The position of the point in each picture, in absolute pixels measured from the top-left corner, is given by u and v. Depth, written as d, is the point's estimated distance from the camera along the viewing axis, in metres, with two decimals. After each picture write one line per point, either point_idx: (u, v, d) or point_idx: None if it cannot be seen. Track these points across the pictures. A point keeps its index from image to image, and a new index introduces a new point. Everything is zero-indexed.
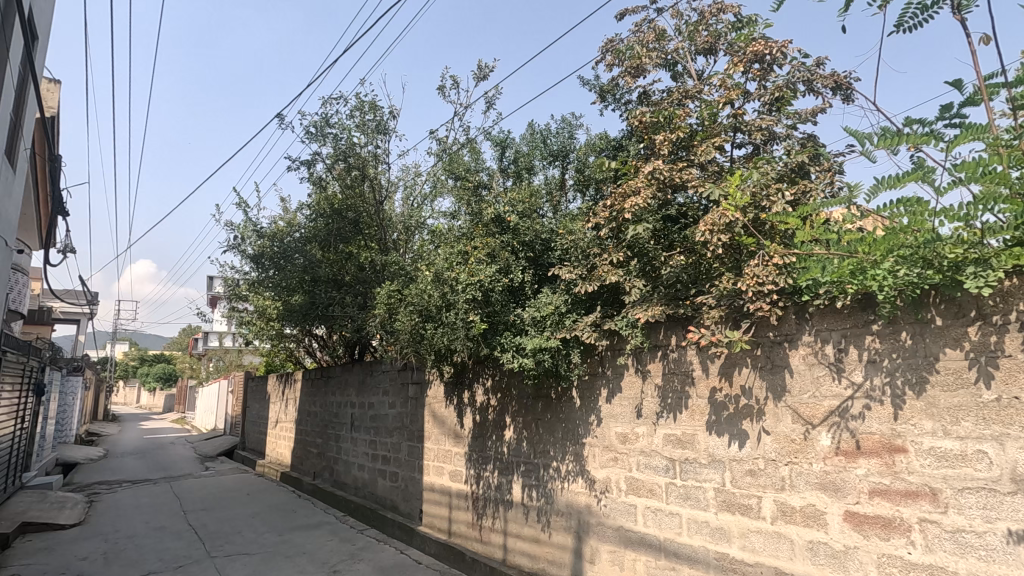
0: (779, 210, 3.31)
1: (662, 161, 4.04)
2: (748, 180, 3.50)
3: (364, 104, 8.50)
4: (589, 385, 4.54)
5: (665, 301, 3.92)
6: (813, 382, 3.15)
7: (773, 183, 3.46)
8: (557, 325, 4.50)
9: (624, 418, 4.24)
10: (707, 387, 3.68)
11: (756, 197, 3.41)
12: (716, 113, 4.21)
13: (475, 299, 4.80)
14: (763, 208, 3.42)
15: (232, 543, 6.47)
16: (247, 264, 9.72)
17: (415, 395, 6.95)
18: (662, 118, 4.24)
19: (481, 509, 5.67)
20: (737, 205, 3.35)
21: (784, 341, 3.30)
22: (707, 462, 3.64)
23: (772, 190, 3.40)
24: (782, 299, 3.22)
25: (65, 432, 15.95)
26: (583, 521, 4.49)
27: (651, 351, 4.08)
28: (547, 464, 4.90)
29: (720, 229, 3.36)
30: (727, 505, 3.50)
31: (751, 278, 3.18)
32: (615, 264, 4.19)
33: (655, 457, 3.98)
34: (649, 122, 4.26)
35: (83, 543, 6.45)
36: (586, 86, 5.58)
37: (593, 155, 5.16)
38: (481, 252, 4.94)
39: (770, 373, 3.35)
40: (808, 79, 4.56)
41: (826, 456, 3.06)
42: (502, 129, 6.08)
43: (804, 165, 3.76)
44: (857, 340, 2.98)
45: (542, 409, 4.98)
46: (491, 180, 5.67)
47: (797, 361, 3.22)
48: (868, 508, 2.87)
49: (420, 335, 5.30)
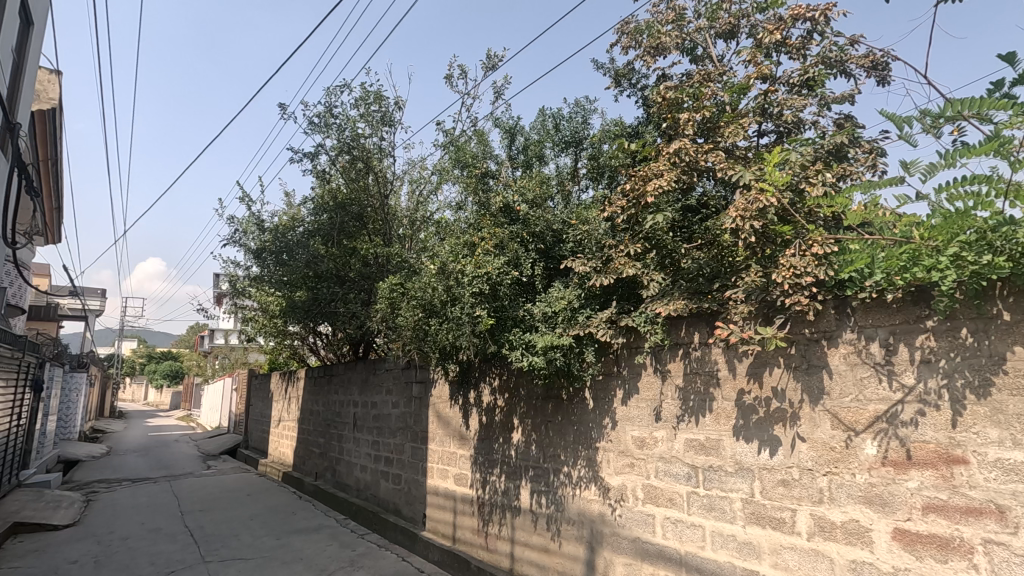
0: (820, 192, 3.01)
1: (688, 141, 3.72)
2: (784, 161, 3.20)
3: (370, 95, 8.26)
4: (603, 385, 4.24)
5: (687, 296, 3.61)
6: (855, 384, 2.85)
7: (812, 165, 3.15)
8: (569, 322, 4.19)
9: (641, 421, 3.95)
10: (734, 389, 3.38)
11: (793, 178, 3.12)
12: (742, 93, 3.94)
13: (482, 293, 4.48)
14: (801, 192, 3.11)
15: (229, 547, 6.23)
16: (249, 258, 9.49)
17: (419, 395, 6.68)
18: (686, 94, 3.94)
19: (487, 515, 5.40)
20: (774, 187, 3.02)
21: (822, 339, 2.99)
22: (733, 470, 3.34)
23: (811, 172, 3.10)
24: (818, 292, 2.93)
25: (68, 427, 15.84)
26: (596, 531, 4.20)
27: (671, 349, 3.78)
28: (557, 469, 4.61)
29: (752, 215, 3.03)
30: (757, 518, 3.20)
31: (787, 268, 2.88)
32: (632, 256, 3.90)
33: (676, 464, 3.69)
34: (672, 98, 3.94)
35: (75, 546, 6.23)
36: (600, 70, 5.29)
37: (608, 142, 4.88)
38: (490, 243, 4.56)
39: (805, 374, 3.05)
40: (840, 60, 4.24)
41: (871, 466, 2.75)
42: (511, 116, 5.78)
43: (843, 146, 3.43)
44: (907, 337, 2.67)
45: (552, 411, 4.70)
46: (500, 169, 5.34)
47: (837, 361, 2.92)
48: (921, 526, 2.56)
49: (424, 331, 5.04)
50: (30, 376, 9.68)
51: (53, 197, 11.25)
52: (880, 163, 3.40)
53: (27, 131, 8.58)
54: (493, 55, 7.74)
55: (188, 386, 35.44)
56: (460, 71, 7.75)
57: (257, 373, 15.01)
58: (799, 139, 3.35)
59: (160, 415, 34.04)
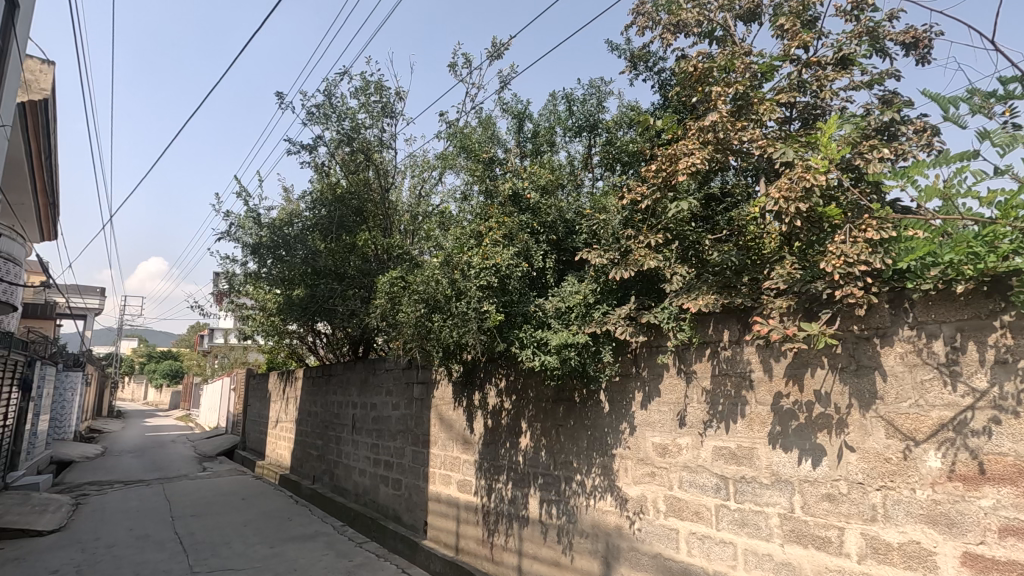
0: (879, 169, 2.67)
1: (723, 116, 3.36)
2: (832, 134, 2.88)
3: (370, 85, 7.95)
4: (621, 387, 3.92)
5: (716, 290, 3.29)
6: (915, 387, 2.52)
7: (865, 140, 2.82)
8: (583, 318, 3.85)
9: (663, 426, 3.62)
10: (770, 392, 3.06)
11: (843, 155, 2.79)
12: (774, 68, 3.67)
13: (490, 286, 4.17)
14: (856, 170, 2.78)
15: (219, 556, 5.91)
16: (245, 255, 9.16)
17: (420, 396, 6.35)
18: (716, 66, 3.57)
19: (492, 524, 5.08)
20: (827, 163, 2.68)
21: (874, 336, 2.66)
22: (770, 482, 3.01)
23: (866, 146, 2.76)
24: (872, 283, 2.60)
25: (62, 427, 15.54)
26: (613, 545, 3.87)
27: (697, 349, 3.46)
28: (569, 477, 4.28)
29: (797, 197, 2.70)
30: (797, 536, 2.87)
31: (837, 256, 2.56)
32: (653, 247, 3.57)
33: (703, 474, 3.36)
34: (702, 70, 3.58)
35: (57, 554, 5.91)
36: (615, 51, 4.97)
37: (625, 127, 4.54)
38: (498, 232, 4.23)
39: (854, 375, 2.72)
40: (878, 37, 3.91)
41: (934, 481, 2.42)
42: (519, 100, 5.45)
43: (892, 123, 3.06)
44: (978, 334, 2.35)
45: (563, 414, 4.37)
46: (507, 156, 4.99)
47: (892, 362, 2.59)
48: (997, 551, 2.24)
49: (426, 329, 4.66)
50: (18, 376, 9.36)
51: (46, 193, 10.94)
52: (936, 142, 2.96)
53: (16, 122, 8.18)
54: (499, 44, 7.43)
55: (188, 386, 35.19)
56: (464, 59, 7.42)
57: (255, 373, 14.70)
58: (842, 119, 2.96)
59: (158, 415, 33.72)
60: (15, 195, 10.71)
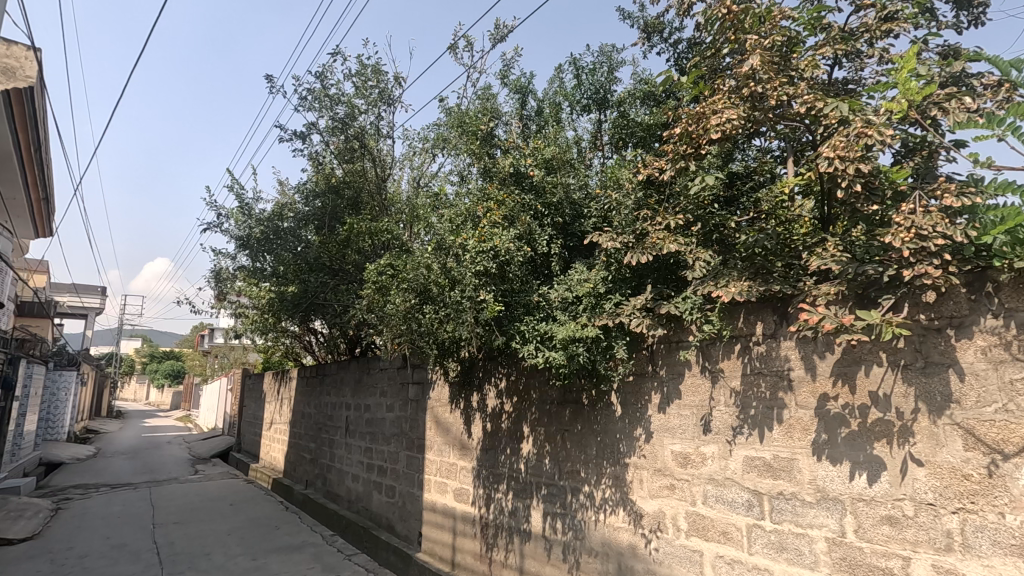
0: (962, 120, 2.22)
1: (769, 64, 2.86)
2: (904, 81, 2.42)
3: (367, 69, 7.53)
4: (634, 389, 3.47)
5: (749, 276, 2.82)
6: (1002, 389, 2.06)
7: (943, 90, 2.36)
8: (593, 310, 3.41)
9: (683, 432, 3.17)
10: (814, 394, 2.60)
11: (917, 105, 2.34)
12: (821, 17, 3.12)
13: (489, 273, 3.74)
14: (928, 123, 2.35)
15: (196, 569, 5.48)
16: (236, 250, 8.75)
17: (415, 397, 5.93)
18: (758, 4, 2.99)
19: (491, 538, 4.63)
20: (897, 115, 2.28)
21: (948, 327, 2.20)
22: (814, 500, 2.55)
23: (943, 97, 2.32)
24: (950, 259, 2.14)
25: (54, 427, 15.24)
26: (625, 566, 3.42)
27: (726, 344, 3.00)
28: (575, 488, 3.83)
29: (856, 156, 2.27)
30: (848, 565, 2.41)
31: (907, 228, 2.13)
32: (672, 228, 3.12)
33: (732, 489, 2.91)
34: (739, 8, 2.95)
35: (23, 565, 5.51)
36: (627, 20, 4.53)
37: (638, 101, 4.11)
38: (498, 213, 3.80)
39: (921, 375, 2.26)
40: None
41: None
42: (523, 75, 5.01)
43: (960, 76, 2.60)
44: None
45: (570, 418, 3.93)
46: (508, 133, 4.54)
47: (971, 359, 2.14)
48: None
49: (416, 323, 4.21)
50: None
51: (38, 187, 10.56)
52: (1017, 96, 2.46)
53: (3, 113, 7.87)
54: (501, 25, 6.99)
55: (190, 386, 34.95)
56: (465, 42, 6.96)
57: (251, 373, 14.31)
58: (876, 85, 2.61)
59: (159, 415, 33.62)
60: (7, 189, 10.36)
